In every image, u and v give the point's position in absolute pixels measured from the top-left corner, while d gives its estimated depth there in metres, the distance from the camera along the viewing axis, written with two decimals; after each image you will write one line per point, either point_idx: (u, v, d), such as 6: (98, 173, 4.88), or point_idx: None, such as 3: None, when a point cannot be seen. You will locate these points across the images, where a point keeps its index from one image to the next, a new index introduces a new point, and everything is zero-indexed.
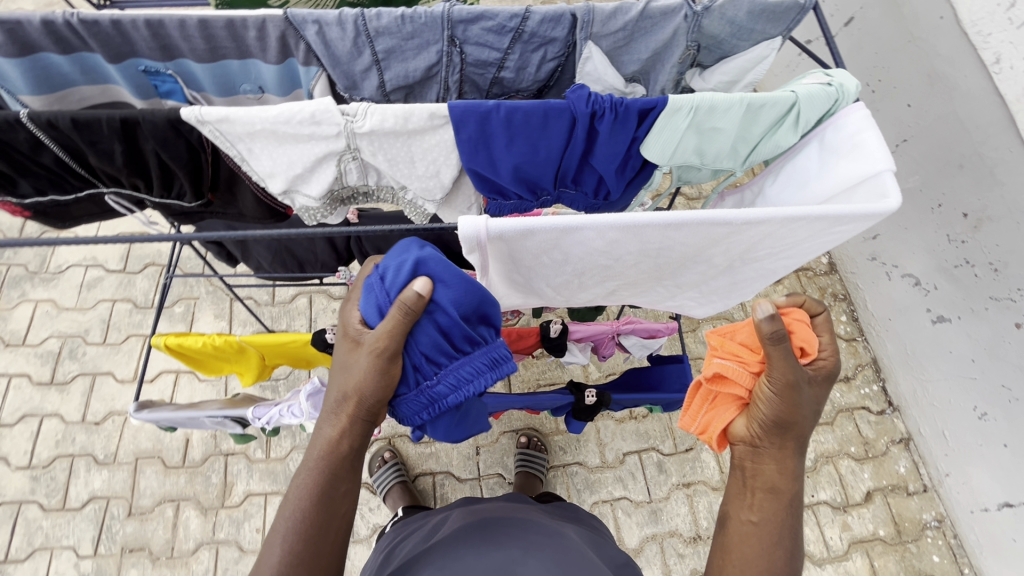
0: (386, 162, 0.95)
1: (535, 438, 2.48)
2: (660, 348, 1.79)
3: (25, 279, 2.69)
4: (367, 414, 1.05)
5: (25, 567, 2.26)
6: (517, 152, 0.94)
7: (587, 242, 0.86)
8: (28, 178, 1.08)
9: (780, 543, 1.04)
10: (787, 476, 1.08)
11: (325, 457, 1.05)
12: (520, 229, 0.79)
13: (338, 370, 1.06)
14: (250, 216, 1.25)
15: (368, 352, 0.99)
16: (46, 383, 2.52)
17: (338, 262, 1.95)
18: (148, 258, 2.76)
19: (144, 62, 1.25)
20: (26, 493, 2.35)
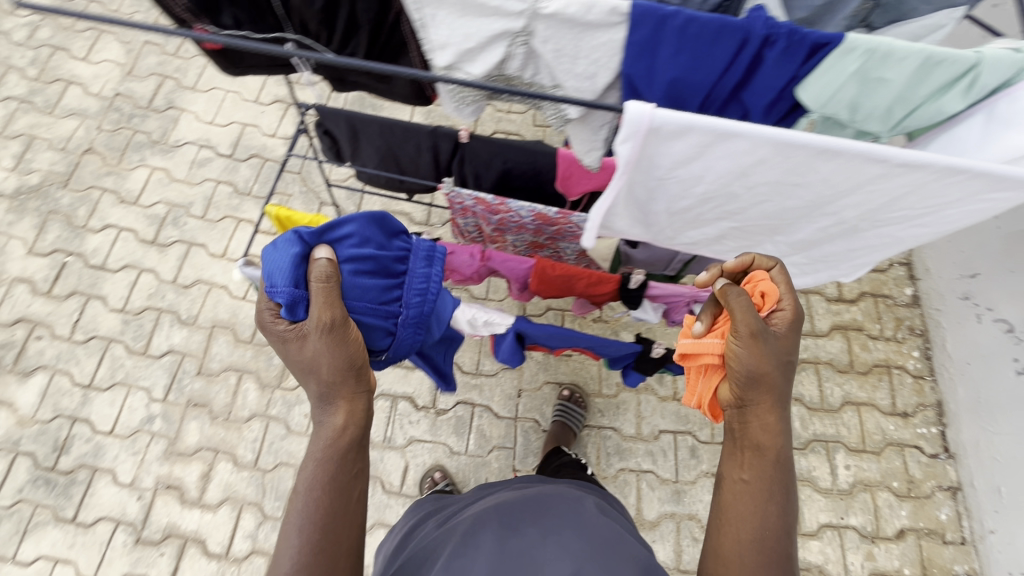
0: (552, 53, 0.99)
1: (577, 394, 2.54)
2: None
3: (146, 146, 2.92)
4: (346, 391, 1.21)
5: (105, 396, 2.50)
6: (679, 65, 0.96)
7: (735, 158, 0.89)
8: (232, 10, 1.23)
9: (772, 502, 1.12)
10: (772, 436, 1.15)
11: (326, 451, 1.17)
12: (682, 124, 0.83)
13: (300, 369, 1.23)
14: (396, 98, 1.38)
15: (312, 328, 1.19)
16: (148, 241, 2.75)
17: (436, 175, 2.10)
18: (254, 149, 2.94)
19: None
20: (116, 333, 2.59)
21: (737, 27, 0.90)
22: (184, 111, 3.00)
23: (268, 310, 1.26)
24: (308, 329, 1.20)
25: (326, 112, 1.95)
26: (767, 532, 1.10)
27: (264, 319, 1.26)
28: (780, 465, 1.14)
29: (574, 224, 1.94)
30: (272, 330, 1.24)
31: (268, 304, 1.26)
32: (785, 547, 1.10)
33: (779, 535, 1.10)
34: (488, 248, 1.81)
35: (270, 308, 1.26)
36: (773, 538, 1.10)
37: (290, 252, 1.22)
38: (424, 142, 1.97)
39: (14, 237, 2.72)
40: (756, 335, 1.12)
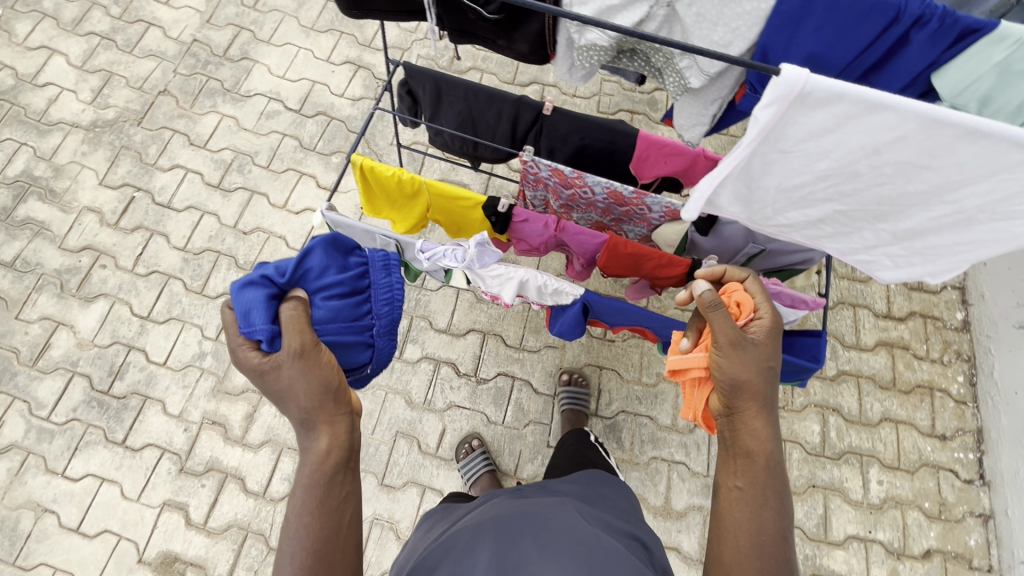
0: (694, 16, 1.10)
1: (577, 376, 2.55)
2: (795, 321, 1.83)
3: (218, 93, 2.99)
4: (329, 415, 1.15)
5: (161, 328, 2.58)
6: (821, 37, 1.08)
7: (873, 133, 0.96)
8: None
9: (767, 510, 1.20)
10: (759, 443, 1.25)
11: (313, 473, 1.12)
12: (835, 90, 0.89)
13: (277, 403, 1.15)
14: (515, 53, 1.32)
15: (288, 355, 1.12)
16: (213, 185, 2.81)
17: (511, 145, 2.12)
18: (321, 107, 2.99)
19: None
20: (176, 270, 2.67)
21: (890, 6, 1.01)
22: (257, 63, 3.06)
23: (236, 345, 1.15)
24: (284, 356, 1.13)
25: (414, 69, 1.97)
26: (764, 539, 1.17)
27: (233, 355, 1.16)
28: (770, 471, 1.23)
29: (647, 205, 1.94)
30: (244, 365, 1.15)
31: (235, 338, 1.16)
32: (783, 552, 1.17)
33: (774, 540, 1.18)
34: (563, 220, 1.83)
35: (240, 343, 1.15)
36: (770, 544, 1.17)
37: (257, 295, 1.16)
38: (506, 111, 1.99)
39: (87, 167, 2.81)
40: (737, 344, 1.25)
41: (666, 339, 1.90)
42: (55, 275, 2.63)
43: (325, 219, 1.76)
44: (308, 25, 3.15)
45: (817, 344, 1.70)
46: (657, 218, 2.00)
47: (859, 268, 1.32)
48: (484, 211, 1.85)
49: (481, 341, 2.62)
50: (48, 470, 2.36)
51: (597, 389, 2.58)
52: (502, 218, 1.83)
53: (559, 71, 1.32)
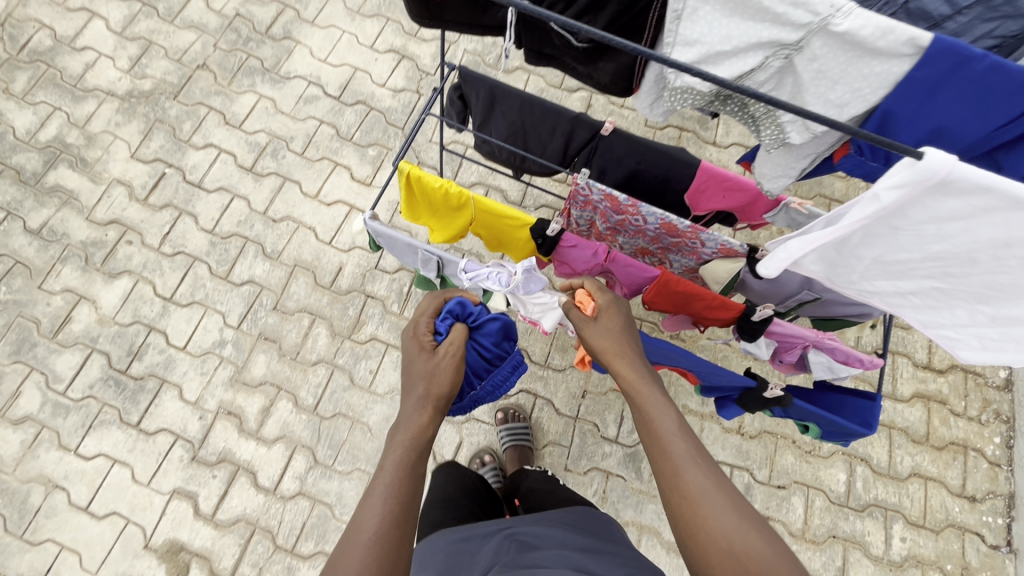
0: (814, 72, 1.01)
1: (513, 411, 2.46)
2: (847, 377, 1.74)
3: (258, 73, 2.91)
4: (444, 407, 1.34)
5: (182, 312, 2.53)
6: (954, 110, 1.01)
7: (1008, 229, 0.91)
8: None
9: (666, 424, 1.17)
10: (633, 377, 1.27)
11: (413, 442, 1.24)
12: (983, 181, 0.85)
13: (411, 376, 1.38)
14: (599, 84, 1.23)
15: (450, 350, 1.41)
16: (245, 168, 2.74)
17: (561, 161, 2.03)
18: (361, 96, 2.90)
19: None
20: (202, 253, 2.61)
21: None
22: (299, 44, 2.97)
23: (423, 319, 1.50)
24: (447, 351, 1.42)
25: (469, 76, 1.87)
26: (680, 456, 1.11)
27: (412, 326, 1.49)
28: (653, 393, 1.23)
29: (701, 240, 1.85)
30: (416, 338, 1.46)
31: (426, 315, 1.50)
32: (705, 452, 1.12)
33: (694, 450, 1.12)
34: (615, 251, 1.74)
35: (424, 321, 1.49)
36: (698, 457, 1.10)
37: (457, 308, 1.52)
38: (562, 126, 1.89)
39: (120, 138, 2.75)
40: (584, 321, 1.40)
41: (709, 386, 1.79)
42: (81, 247, 2.59)
43: (369, 228, 1.70)
44: (354, 8, 3.04)
45: (870, 409, 1.62)
46: (709, 253, 1.90)
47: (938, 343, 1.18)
48: (531, 233, 1.77)
49: None
50: (61, 446, 2.34)
51: (620, 416, 2.50)
52: (549, 242, 1.77)
53: (640, 104, 1.23)
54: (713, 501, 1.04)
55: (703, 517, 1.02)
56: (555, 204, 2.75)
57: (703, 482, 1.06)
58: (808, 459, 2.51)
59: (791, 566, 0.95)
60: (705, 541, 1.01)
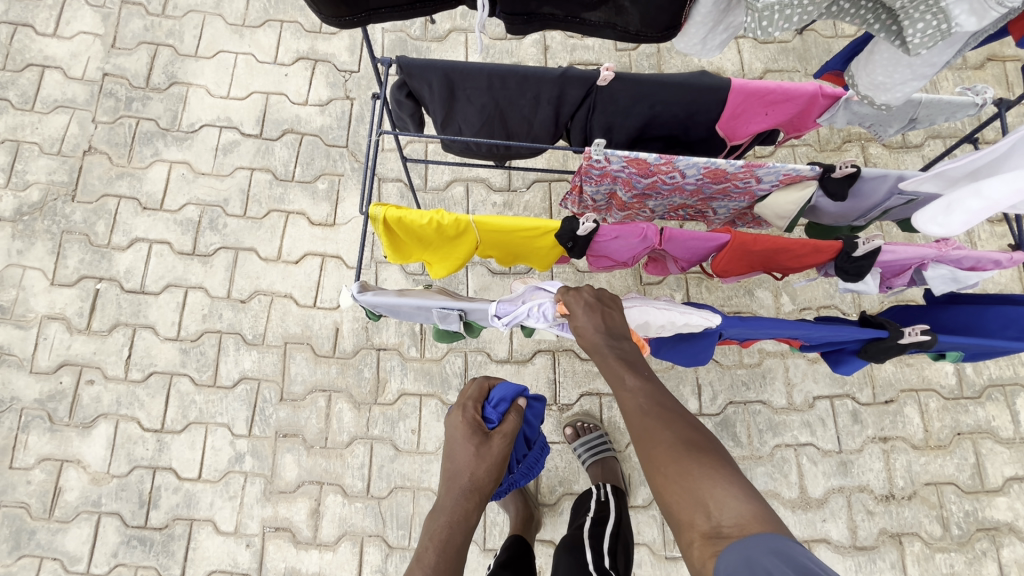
0: None
1: (582, 425, 2.16)
2: (976, 284, 1.43)
3: (158, 136, 2.41)
4: (486, 493, 1.24)
5: (182, 438, 2.18)
6: None
7: None
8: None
9: (630, 388, 1.13)
10: (604, 354, 1.19)
11: (452, 524, 1.17)
12: None
13: (451, 466, 1.24)
14: (627, 32, 1.00)
15: (502, 440, 1.28)
16: (188, 253, 2.31)
17: (552, 133, 1.64)
18: (286, 123, 2.43)
19: None
20: (177, 365, 2.23)
21: None
22: (191, 86, 2.46)
23: (472, 403, 1.35)
24: (498, 440, 1.29)
25: (412, 68, 1.45)
26: (642, 415, 1.10)
27: (458, 410, 1.34)
28: (616, 362, 1.17)
29: (756, 177, 1.48)
30: (464, 421, 1.30)
31: (474, 399, 1.35)
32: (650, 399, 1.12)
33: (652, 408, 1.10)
34: (667, 227, 1.37)
35: (473, 406, 1.33)
36: (654, 409, 1.10)
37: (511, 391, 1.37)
38: (547, 92, 1.48)
39: (30, 268, 2.29)
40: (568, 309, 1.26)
41: (815, 344, 1.48)
42: (38, 405, 2.19)
43: (363, 304, 1.33)
44: (237, 21, 2.52)
45: None
46: (766, 188, 1.54)
47: None
48: (559, 239, 1.39)
49: (553, 361, 2.24)
50: None
51: (697, 385, 2.24)
52: (582, 242, 1.39)
53: (690, 43, 1.00)
54: (667, 449, 1.03)
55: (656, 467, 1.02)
56: (548, 176, 2.35)
57: (661, 433, 1.06)
58: (907, 362, 2.26)
59: (740, 491, 0.95)
60: (665, 481, 1.00)
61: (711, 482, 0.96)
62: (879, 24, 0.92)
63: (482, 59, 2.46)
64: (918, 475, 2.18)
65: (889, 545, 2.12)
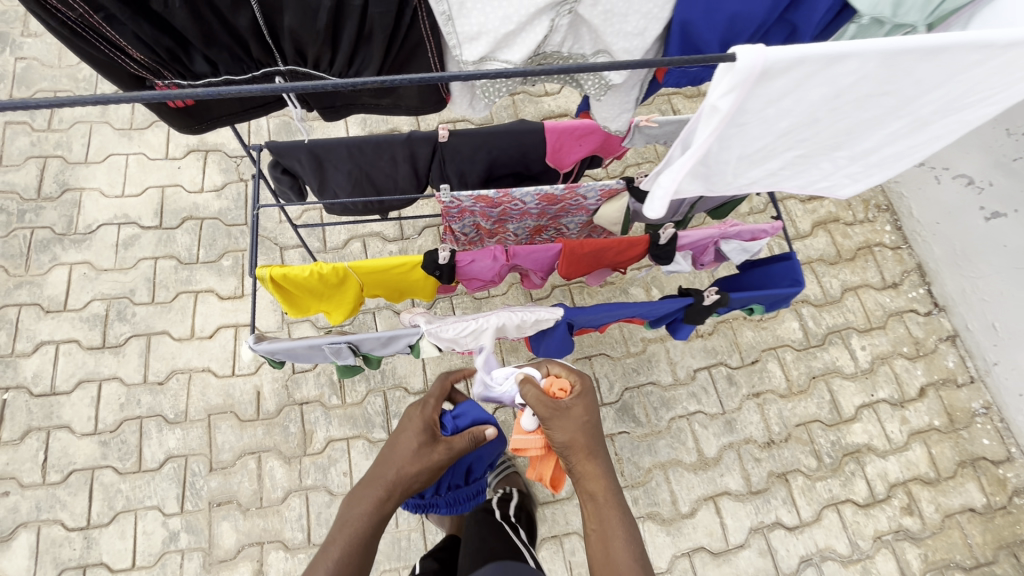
0: (604, 15, 0.98)
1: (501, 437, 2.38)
2: (759, 250, 1.84)
3: (54, 242, 2.50)
4: (410, 490, 1.35)
5: (111, 530, 2.19)
6: None
7: (836, 82, 0.92)
8: (227, 62, 1.04)
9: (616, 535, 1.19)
10: (587, 484, 1.27)
11: (365, 517, 1.26)
12: (792, 57, 0.84)
13: (390, 455, 1.36)
14: (403, 107, 1.26)
15: (445, 451, 1.40)
16: (98, 347, 2.38)
17: (417, 184, 1.94)
18: (184, 211, 2.60)
19: None
20: (98, 458, 2.25)
21: None
22: (85, 191, 2.59)
23: (434, 401, 1.48)
24: (442, 449, 1.40)
25: (282, 151, 1.72)
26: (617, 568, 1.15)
27: (420, 405, 1.46)
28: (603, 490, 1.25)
29: (581, 195, 1.84)
30: (422, 416, 1.42)
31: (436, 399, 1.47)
32: (624, 514, 1.22)
33: (635, 533, 1.20)
34: (511, 246, 1.68)
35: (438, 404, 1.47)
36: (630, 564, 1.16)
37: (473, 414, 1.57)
38: (400, 152, 1.78)
39: None
40: (556, 409, 1.30)
41: (657, 319, 1.81)
42: None
43: (260, 351, 1.52)
44: (125, 125, 2.70)
45: (793, 267, 1.72)
46: (595, 203, 1.91)
47: (789, 181, 1.22)
48: (426, 269, 1.66)
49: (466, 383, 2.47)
50: None
51: (595, 379, 2.54)
52: (447, 269, 1.67)
53: (461, 109, 1.25)
54: None
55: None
56: (435, 221, 2.66)
57: None
58: (762, 326, 2.68)
59: None
60: None
61: None
62: (571, 82, 1.20)
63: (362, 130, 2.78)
64: (789, 418, 2.55)
65: (778, 484, 2.46)
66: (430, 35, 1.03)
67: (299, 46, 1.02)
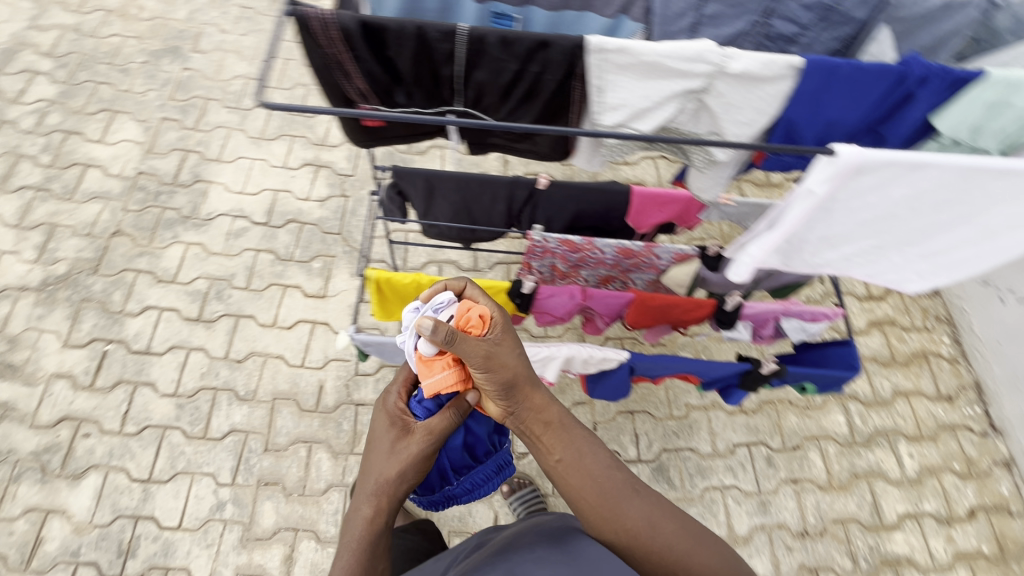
0: (725, 105, 1.19)
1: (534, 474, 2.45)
2: (817, 333, 1.94)
3: (177, 223, 2.86)
4: (397, 497, 1.32)
5: (167, 488, 2.35)
6: (836, 106, 1.20)
7: (913, 186, 1.10)
8: (417, 96, 1.28)
9: (594, 452, 1.25)
10: (542, 421, 1.27)
11: (364, 530, 1.26)
12: (881, 161, 1.04)
13: (368, 466, 1.34)
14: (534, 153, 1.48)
15: (421, 438, 1.36)
16: (193, 319, 2.65)
17: (507, 222, 2.16)
18: (290, 215, 2.93)
19: (499, 6, 1.43)
20: (171, 419, 2.46)
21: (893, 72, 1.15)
22: (212, 183, 2.96)
23: (399, 394, 1.48)
24: (416, 437, 1.36)
25: (402, 176, 2.00)
26: (604, 483, 1.21)
27: (386, 405, 1.46)
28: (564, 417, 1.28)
29: (656, 254, 2.02)
30: (388, 416, 1.42)
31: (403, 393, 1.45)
32: (580, 430, 1.28)
33: (597, 442, 1.28)
34: (589, 287, 1.85)
35: (399, 392, 1.49)
36: (609, 476, 1.22)
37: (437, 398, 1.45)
38: (501, 192, 2.02)
39: (46, 331, 2.57)
40: (491, 355, 1.23)
41: (711, 381, 1.90)
42: (33, 458, 2.35)
43: (355, 342, 1.72)
44: (257, 135, 3.11)
45: (850, 352, 1.81)
46: (666, 264, 2.07)
47: (861, 271, 1.37)
48: (509, 296, 1.85)
49: None
50: None
51: (635, 434, 2.60)
52: (528, 299, 1.85)
53: (580, 161, 1.45)
54: (621, 508, 1.19)
55: (603, 505, 1.19)
56: (507, 259, 2.88)
57: (613, 489, 1.21)
58: (808, 413, 2.70)
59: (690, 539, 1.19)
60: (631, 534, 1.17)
61: (670, 536, 1.18)
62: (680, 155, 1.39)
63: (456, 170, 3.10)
64: (826, 512, 2.51)
65: None
66: (579, 100, 1.24)
67: (478, 93, 1.26)
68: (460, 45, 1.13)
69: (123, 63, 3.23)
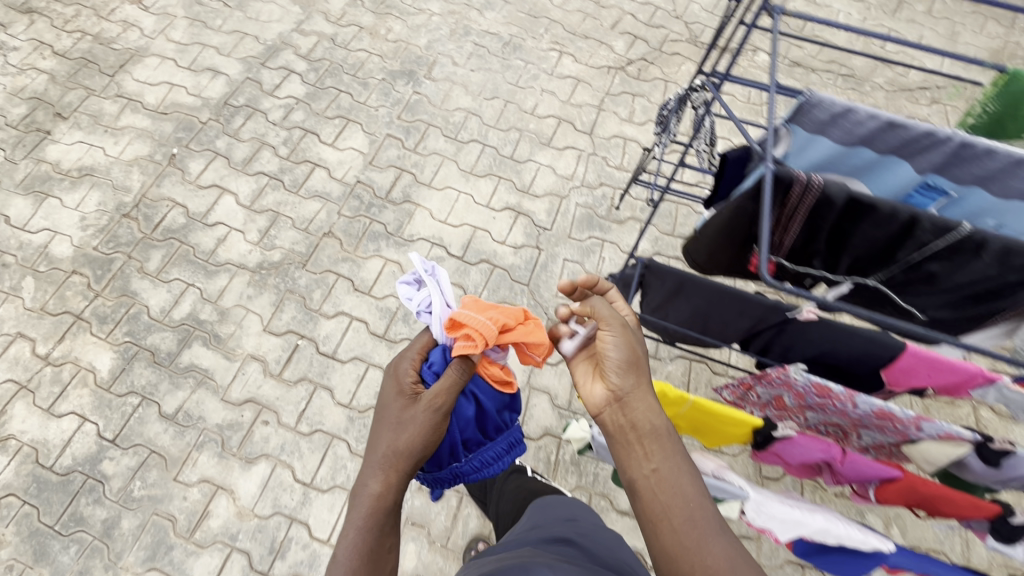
0: None
1: None
2: None
3: (382, 237, 2.97)
4: (406, 469, 1.29)
5: (324, 498, 2.38)
6: None
7: None
8: (841, 258, 1.59)
9: (688, 473, 1.19)
10: (638, 427, 1.25)
11: (371, 506, 1.24)
12: None
13: (376, 439, 1.33)
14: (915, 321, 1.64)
15: (424, 411, 1.33)
16: (378, 335, 2.72)
17: (742, 336, 1.98)
18: (484, 254, 2.96)
19: (932, 178, 1.47)
20: (340, 430, 2.51)
21: None
22: (419, 207, 3.07)
23: (410, 360, 1.43)
24: (420, 409, 1.33)
25: (657, 272, 1.90)
26: (692, 507, 1.16)
27: (395, 372, 1.42)
28: (662, 427, 1.24)
29: (919, 426, 1.75)
30: (398, 389, 1.39)
31: (410, 363, 1.42)
32: (681, 446, 1.23)
33: (694, 467, 1.22)
34: (850, 451, 1.65)
35: (412, 360, 1.43)
36: (693, 505, 1.16)
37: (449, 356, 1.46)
38: (755, 312, 1.84)
39: (252, 311, 2.74)
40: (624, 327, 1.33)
41: None
42: (216, 431, 2.48)
43: (594, 442, 1.68)
44: (468, 169, 3.21)
45: None
46: (922, 436, 1.80)
47: None
48: (755, 434, 1.69)
49: None
50: None
51: None
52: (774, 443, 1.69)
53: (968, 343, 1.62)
54: (700, 539, 1.13)
55: (688, 531, 1.14)
56: (691, 355, 2.72)
57: (699, 517, 1.15)
58: None
59: None
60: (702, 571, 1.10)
61: None
62: None
63: (652, 248, 3.01)
64: None
65: None
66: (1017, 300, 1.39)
67: (909, 268, 1.49)
68: (943, 240, 1.37)
69: (364, 77, 3.48)
